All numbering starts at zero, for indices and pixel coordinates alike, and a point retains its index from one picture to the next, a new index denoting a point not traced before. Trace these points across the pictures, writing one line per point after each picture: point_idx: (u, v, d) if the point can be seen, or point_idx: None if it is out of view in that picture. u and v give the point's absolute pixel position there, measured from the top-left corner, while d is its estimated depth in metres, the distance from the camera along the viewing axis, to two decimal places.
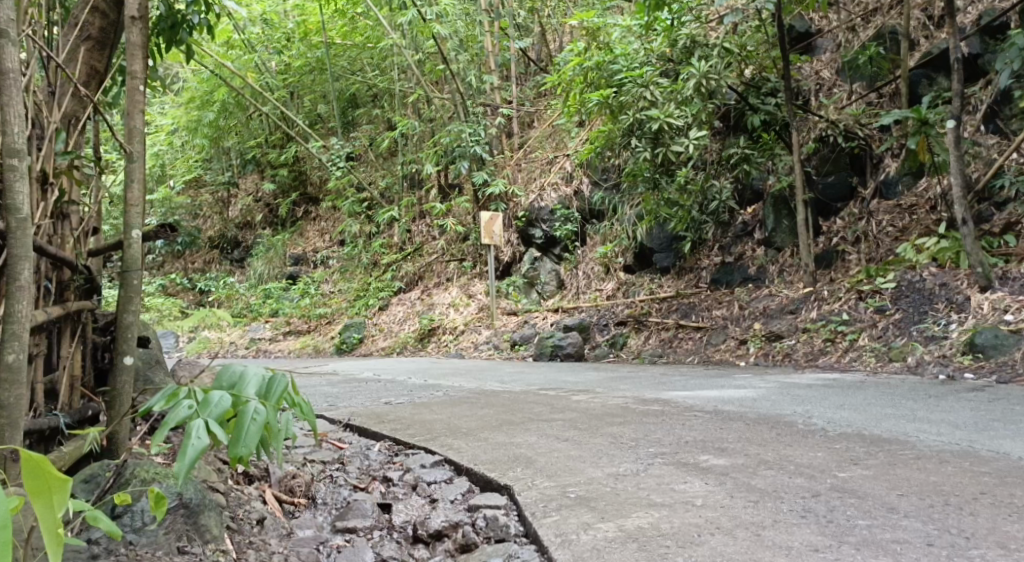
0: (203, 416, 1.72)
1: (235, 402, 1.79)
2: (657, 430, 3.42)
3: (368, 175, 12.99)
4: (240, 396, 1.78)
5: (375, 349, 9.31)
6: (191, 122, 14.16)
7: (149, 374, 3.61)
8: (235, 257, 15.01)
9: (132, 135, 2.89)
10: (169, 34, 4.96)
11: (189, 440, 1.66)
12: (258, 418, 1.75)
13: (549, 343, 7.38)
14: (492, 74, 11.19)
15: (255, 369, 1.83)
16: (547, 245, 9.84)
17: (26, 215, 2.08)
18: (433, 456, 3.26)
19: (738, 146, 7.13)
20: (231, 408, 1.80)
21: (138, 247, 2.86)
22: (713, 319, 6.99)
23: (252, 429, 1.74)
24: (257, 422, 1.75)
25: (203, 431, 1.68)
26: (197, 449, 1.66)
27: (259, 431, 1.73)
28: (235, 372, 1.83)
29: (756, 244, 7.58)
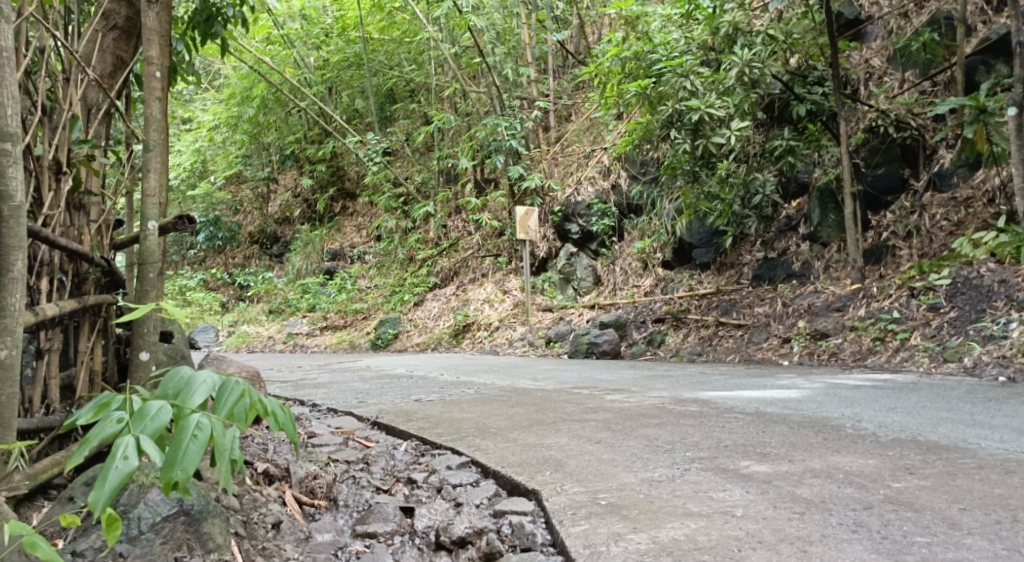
0: (135, 431, 1.62)
1: (177, 413, 1.69)
2: (695, 432, 3.26)
3: (404, 170, 12.94)
4: (182, 407, 1.68)
5: (410, 345, 9.24)
6: (231, 118, 14.26)
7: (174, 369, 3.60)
8: (274, 252, 15.09)
9: (149, 123, 2.83)
10: (204, 27, 4.93)
11: (115, 460, 1.56)
12: (199, 435, 1.64)
13: (585, 341, 7.22)
14: (529, 67, 11.02)
15: (205, 376, 1.73)
16: (584, 241, 9.68)
17: (22, 204, 2.06)
18: (460, 457, 3.15)
19: (782, 137, 6.86)
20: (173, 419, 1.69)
21: (154, 239, 2.78)
22: (755, 317, 6.77)
23: (191, 447, 1.63)
24: (197, 440, 1.64)
25: (132, 451, 1.58)
26: (122, 471, 1.55)
27: (198, 450, 1.63)
28: (182, 380, 1.74)
29: (800, 239, 7.34)
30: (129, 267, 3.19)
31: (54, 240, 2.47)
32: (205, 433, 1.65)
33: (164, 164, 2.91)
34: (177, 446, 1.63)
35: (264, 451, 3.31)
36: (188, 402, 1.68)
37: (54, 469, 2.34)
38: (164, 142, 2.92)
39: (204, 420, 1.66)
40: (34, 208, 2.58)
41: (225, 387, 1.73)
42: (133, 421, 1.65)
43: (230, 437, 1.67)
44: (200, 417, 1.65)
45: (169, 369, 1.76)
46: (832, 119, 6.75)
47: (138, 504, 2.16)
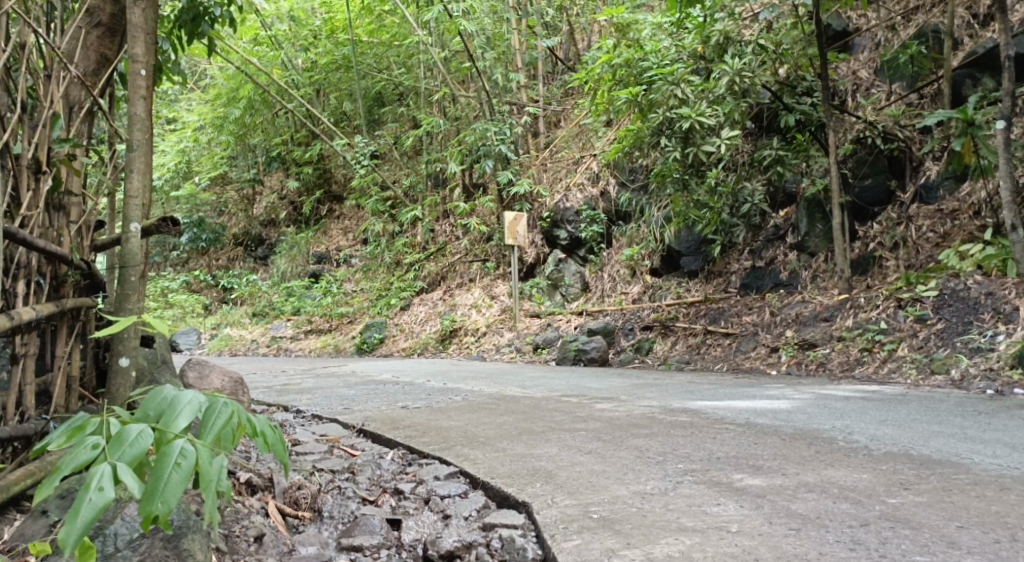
0: (113, 460, 1.55)
1: (160, 437, 1.62)
2: (685, 443, 3.23)
3: (392, 174, 12.87)
4: (165, 432, 1.61)
5: (396, 350, 9.18)
6: (218, 119, 14.12)
7: (155, 375, 3.53)
8: (260, 254, 14.98)
9: (134, 122, 2.79)
10: (191, 26, 4.87)
11: (89, 492, 1.49)
12: (183, 463, 1.57)
13: (572, 347, 7.20)
14: (519, 72, 10.97)
15: (189, 398, 1.66)
16: (572, 247, 9.65)
17: None
18: (447, 467, 3.10)
19: (771, 146, 6.84)
20: (155, 443, 1.62)
21: (136, 241, 2.73)
22: (743, 326, 6.76)
23: (174, 477, 1.56)
24: (181, 468, 1.57)
25: (108, 481, 1.50)
26: (96, 504, 1.48)
27: (180, 480, 1.56)
28: (166, 400, 1.67)
29: (788, 248, 7.34)
30: (111, 271, 3.14)
31: (31, 241, 2.41)
32: (189, 461, 1.58)
33: (147, 165, 2.86)
34: (158, 476, 1.56)
35: (247, 460, 3.25)
36: (171, 427, 1.61)
37: (27, 480, 2.30)
38: (148, 142, 2.87)
39: (187, 447, 1.59)
40: (12, 208, 2.51)
41: (212, 409, 1.67)
42: (111, 447, 1.57)
43: (216, 466, 1.61)
44: (184, 443, 1.58)
45: (151, 389, 1.69)
46: (821, 129, 6.75)
47: (115, 519, 2.05)
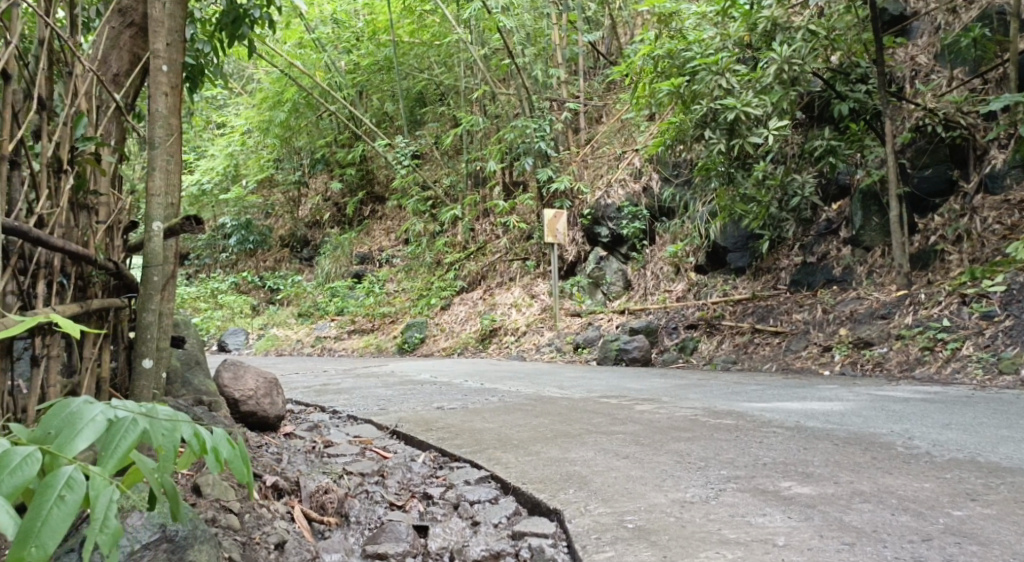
0: None
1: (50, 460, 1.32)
2: (729, 448, 3.06)
3: (432, 173, 12.81)
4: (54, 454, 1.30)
5: (436, 350, 9.10)
6: (263, 123, 14.17)
7: (186, 376, 3.46)
8: (304, 256, 15.05)
9: (155, 118, 2.68)
10: (231, 29, 4.82)
11: None
12: (68, 496, 1.26)
13: (614, 347, 7.02)
14: (560, 68, 10.77)
15: (94, 414, 1.35)
16: (614, 245, 9.48)
17: None
18: (479, 471, 2.99)
19: (823, 137, 6.60)
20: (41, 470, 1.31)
21: (158, 242, 2.60)
22: (794, 324, 6.53)
23: (53, 514, 1.25)
24: (65, 501, 1.26)
25: None
26: None
27: (62, 518, 1.25)
28: (67, 414, 1.36)
29: (842, 243, 7.08)
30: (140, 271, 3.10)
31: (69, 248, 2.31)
32: (76, 493, 1.26)
33: (175, 160, 2.84)
34: (36, 511, 1.25)
35: (279, 463, 3.20)
36: (65, 449, 1.30)
37: None
38: (175, 136, 2.84)
39: (77, 475, 1.28)
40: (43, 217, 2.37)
41: (118, 427, 1.36)
42: None
43: (109, 498, 1.31)
44: (71, 471, 1.27)
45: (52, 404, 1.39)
46: (878, 117, 6.49)
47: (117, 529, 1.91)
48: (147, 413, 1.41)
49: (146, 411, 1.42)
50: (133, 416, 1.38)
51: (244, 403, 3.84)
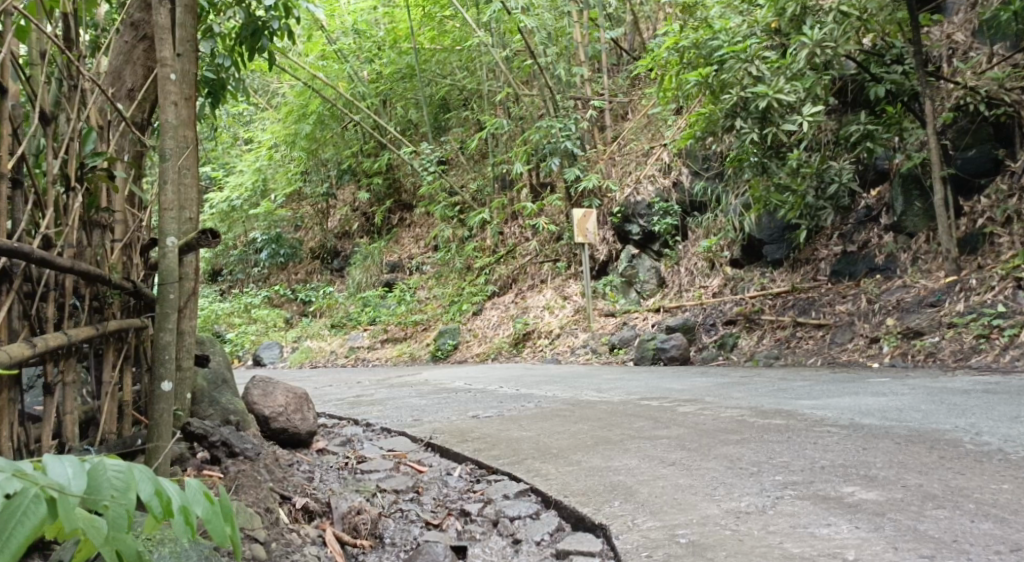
0: None
1: None
2: (783, 450, 2.89)
3: (458, 178, 12.70)
4: None
5: (469, 356, 8.97)
6: (289, 136, 14.13)
7: (214, 395, 3.33)
8: (335, 267, 15.02)
9: (164, 130, 2.47)
10: (250, 42, 4.74)
11: None
12: None
13: (651, 346, 6.84)
14: (583, 66, 10.64)
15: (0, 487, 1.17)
16: (645, 242, 9.30)
17: None
18: (518, 484, 2.84)
19: (859, 121, 6.35)
20: None
21: (173, 256, 2.42)
22: (837, 315, 6.30)
23: None
24: None
25: None
26: None
27: None
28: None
29: (883, 230, 6.83)
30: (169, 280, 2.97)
31: (77, 268, 2.22)
32: None
33: (192, 171, 2.90)
34: None
35: (310, 482, 3.10)
36: None
37: None
38: (191, 147, 2.87)
39: None
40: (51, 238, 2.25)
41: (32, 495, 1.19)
42: None
43: None
44: None
45: None
46: (915, 99, 6.23)
47: None
48: (92, 471, 1.26)
49: (90, 472, 1.26)
50: (53, 486, 1.21)
51: (274, 420, 3.74)
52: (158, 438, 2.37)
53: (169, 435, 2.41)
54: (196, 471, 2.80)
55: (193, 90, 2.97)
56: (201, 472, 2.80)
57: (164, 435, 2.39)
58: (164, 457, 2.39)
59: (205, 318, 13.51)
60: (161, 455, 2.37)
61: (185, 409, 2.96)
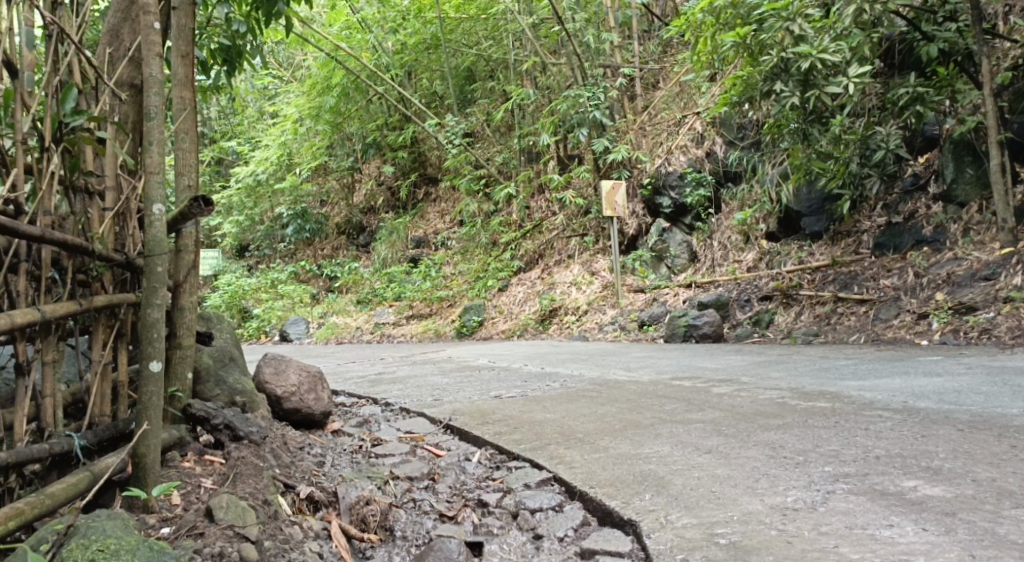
0: None
1: None
2: (831, 438, 2.64)
3: (485, 152, 12.40)
4: None
5: (495, 333, 8.75)
6: (313, 109, 13.94)
7: (221, 374, 3.11)
8: (361, 242, 14.84)
9: (149, 84, 2.19)
10: (268, 7, 4.49)
11: None
12: None
13: (682, 323, 6.57)
14: (612, 32, 10.25)
15: None
16: (677, 215, 9.00)
17: None
18: (541, 472, 2.62)
19: (908, 84, 5.97)
20: None
21: (160, 227, 2.16)
22: (882, 290, 6.01)
23: None
24: None
25: None
26: None
27: None
28: None
29: (932, 200, 6.47)
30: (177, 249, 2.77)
31: (50, 238, 2.02)
32: None
33: (190, 139, 2.88)
34: None
35: (321, 467, 2.92)
36: None
37: (14, 516, 1.73)
38: (188, 109, 2.87)
39: None
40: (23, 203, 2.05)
41: None
42: None
43: None
44: None
45: None
46: (970, 58, 5.86)
47: None
48: None
49: None
50: None
51: (287, 401, 3.56)
52: (147, 424, 2.13)
53: (159, 421, 2.16)
54: (197, 457, 2.59)
55: (188, 46, 2.82)
56: (203, 457, 2.61)
57: (153, 421, 2.15)
58: (154, 445, 2.15)
59: (231, 293, 13.44)
60: (150, 443, 2.13)
61: (186, 390, 2.78)
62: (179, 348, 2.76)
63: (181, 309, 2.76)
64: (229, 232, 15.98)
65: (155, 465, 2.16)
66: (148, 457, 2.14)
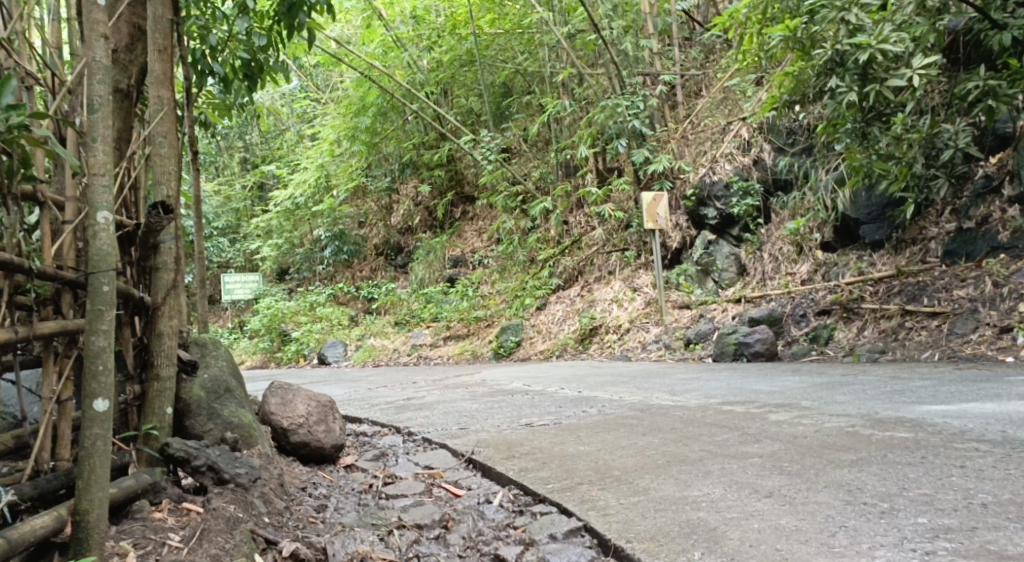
0: None
1: None
2: (921, 479, 2.20)
3: (522, 167, 12.01)
4: None
5: (533, 354, 8.35)
6: (347, 130, 13.71)
7: (214, 407, 2.77)
8: (399, 263, 14.62)
9: (91, 70, 1.88)
10: (288, 19, 4.01)
11: None
12: None
13: (732, 341, 6.09)
14: (651, 39, 9.77)
15: None
16: (723, 226, 8.53)
17: None
18: (569, 520, 2.22)
19: (977, 77, 5.43)
20: None
21: (105, 237, 1.87)
22: (955, 302, 5.49)
23: None
24: None
25: None
26: None
27: None
28: None
29: (1006, 203, 5.92)
30: (155, 268, 2.48)
31: None
32: None
33: (169, 143, 2.58)
34: None
35: (321, 512, 2.57)
36: None
37: None
38: (168, 109, 2.59)
39: None
40: None
41: None
42: None
43: None
44: None
45: None
46: None
47: None
48: None
49: None
50: None
51: (294, 433, 3.21)
52: (89, 474, 1.85)
53: (104, 470, 1.87)
54: (171, 505, 2.28)
55: (165, 40, 2.57)
56: (179, 506, 2.29)
57: (98, 471, 1.86)
58: (98, 500, 1.86)
59: (270, 317, 13.24)
60: (94, 496, 1.85)
61: (164, 428, 2.46)
62: (157, 379, 2.46)
63: (159, 335, 2.47)
64: (268, 255, 15.91)
65: (101, 523, 1.87)
66: (92, 514, 1.86)
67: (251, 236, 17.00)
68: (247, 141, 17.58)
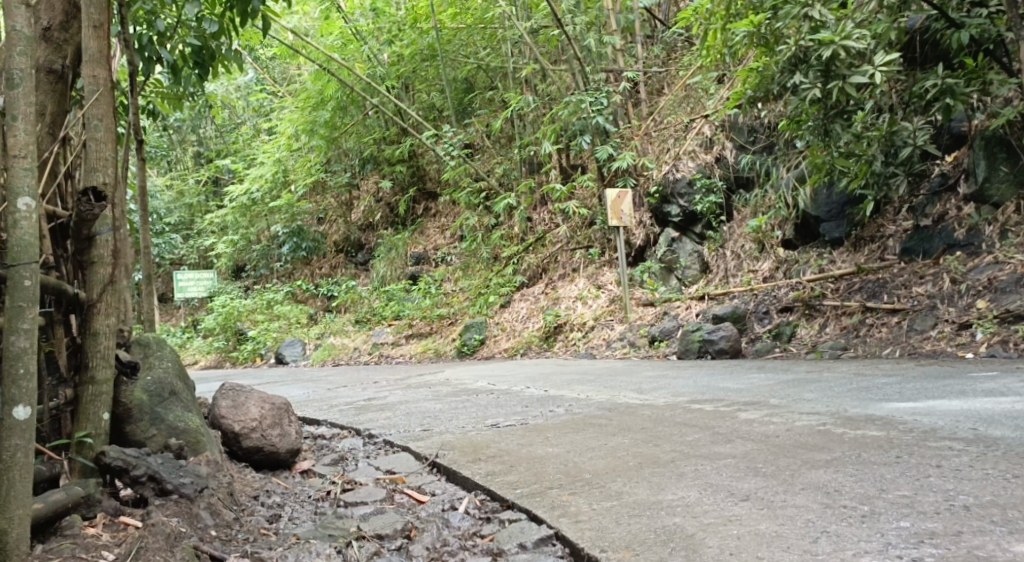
0: None
1: None
2: (899, 480, 2.14)
3: (485, 163, 11.87)
4: None
5: (497, 352, 8.25)
6: (306, 124, 13.44)
7: (158, 411, 2.62)
8: (359, 260, 14.39)
9: (11, 41, 1.74)
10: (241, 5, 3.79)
11: None
12: None
13: (696, 338, 6.05)
14: (614, 35, 9.69)
15: None
16: (686, 224, 8.51)
17: None
18: (540, 527, 2.12)
19: (935, 75, 5.41)
20: None
21: (27, 226, 1.76)
22: (914, 299, 5.51)
23: None
24: None
25: None
26: None
27: None
28: None
29: (962, 201, 5.95)
30: (90, 263, 2.35)
31: None
32: None
33: (106, 126, 2.41)
34: None
35: (274, 523, 2.43)
36: None
37: None
38: (105, 90, 2.42)
39: None
40: None
41: None
42: None
43: None
44: None
45: None
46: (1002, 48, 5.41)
47: None
48: None
49: None
50: None
51: (246, 438, 3.05)
52: (8, 490, 1.75)
53: (25, 485, 1.77)
54: (108, 520, 2.13)
55: (101, 15, 2.38)
56: (116, 520, 2.15)
57: (17, 487, 1.76)
58: (18, 517, 1.76)
59: (226, 315, 12.93)
60: (14, 514, 1.75)
61: (101, 436, 2.33)
62: (93, 383, 2.33)
63: (94, 334, 2.34)
64: (224, 252, 15.58)
65: (22, 542, 1.77)
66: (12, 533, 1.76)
67: (206, 232, 16.60)
68: (202, 135, 17.17)
